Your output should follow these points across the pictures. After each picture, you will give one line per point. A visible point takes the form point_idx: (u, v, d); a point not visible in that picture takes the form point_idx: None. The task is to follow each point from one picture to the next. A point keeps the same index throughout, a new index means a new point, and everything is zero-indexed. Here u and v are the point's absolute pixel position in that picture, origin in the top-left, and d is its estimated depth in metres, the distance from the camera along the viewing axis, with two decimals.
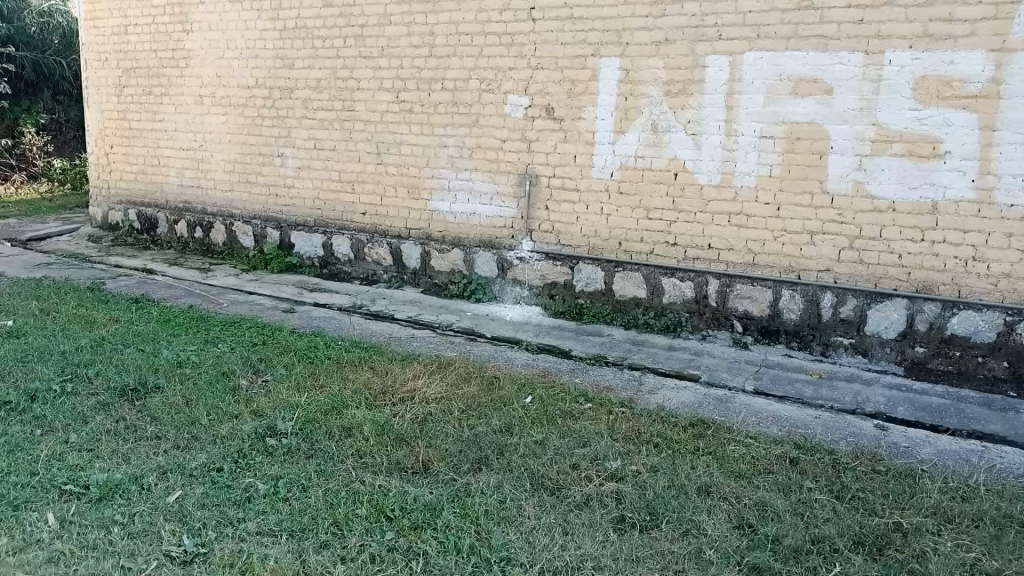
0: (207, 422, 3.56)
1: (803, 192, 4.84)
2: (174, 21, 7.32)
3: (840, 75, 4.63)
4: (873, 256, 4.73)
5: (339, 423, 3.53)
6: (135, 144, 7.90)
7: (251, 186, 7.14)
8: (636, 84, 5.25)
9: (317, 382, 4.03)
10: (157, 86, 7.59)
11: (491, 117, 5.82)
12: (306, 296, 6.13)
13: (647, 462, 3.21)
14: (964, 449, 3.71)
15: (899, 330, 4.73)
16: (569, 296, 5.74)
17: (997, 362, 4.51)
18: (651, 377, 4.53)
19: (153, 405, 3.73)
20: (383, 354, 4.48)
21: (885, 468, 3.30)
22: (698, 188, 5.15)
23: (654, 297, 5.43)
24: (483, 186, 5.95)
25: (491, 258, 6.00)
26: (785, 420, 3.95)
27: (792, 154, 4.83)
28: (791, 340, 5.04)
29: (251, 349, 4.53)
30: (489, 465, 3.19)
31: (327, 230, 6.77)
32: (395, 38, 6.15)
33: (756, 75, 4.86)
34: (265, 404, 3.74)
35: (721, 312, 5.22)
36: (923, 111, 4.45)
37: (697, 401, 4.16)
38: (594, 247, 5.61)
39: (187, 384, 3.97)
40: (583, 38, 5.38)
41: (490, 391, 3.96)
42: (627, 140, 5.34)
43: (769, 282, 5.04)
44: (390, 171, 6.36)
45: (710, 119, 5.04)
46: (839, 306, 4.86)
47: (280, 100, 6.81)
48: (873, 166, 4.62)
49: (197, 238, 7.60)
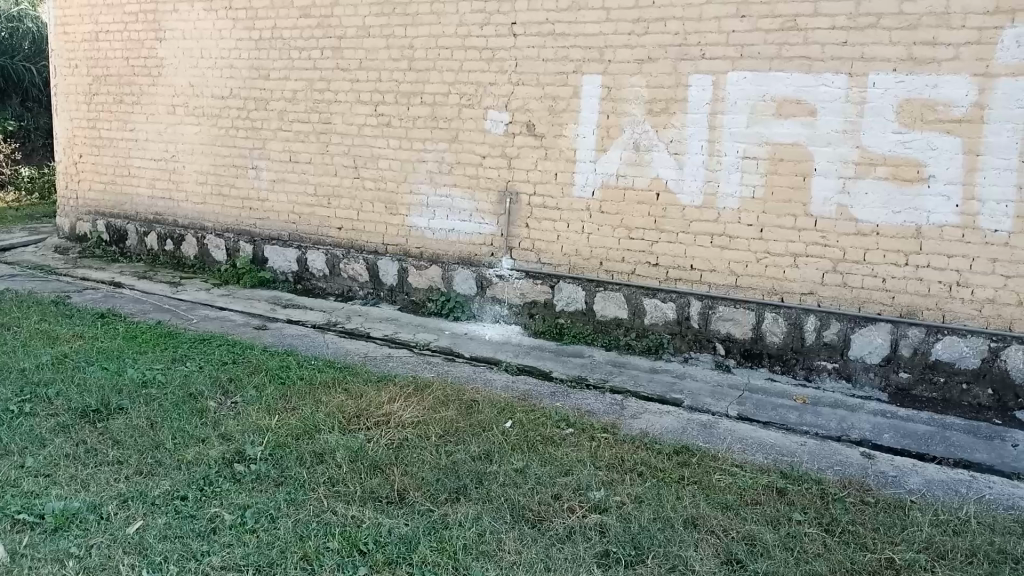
0: (172, 446, 3.40)
1: (787, 214, 4.78)
2: (148, 29, 7.16)
3: (824, 97, 4.58)
4: (857, 279, 4.67)
5: (312, 448, 3.39)
6: (104, 153, 7.70)
7: (223, 200, 6.98)
8: (618, 101, 5.18)
9: (289, 404, 3.88)
10: (128, 94, 7.42)
11: (471, 133, 5.73)
12: (279, 313, 5.98)
13: (632, 492, 3.10)
14: (952, 479, 3.65)
15: (883, 355, 4.67)
16: (549, 315, 5.63)
17: (982, 389, 4.47)
18: (633, 401, 4.43)
19: (115, 427, 3.56)
20: (357, 375, 4.34)
21: (874, 500, 3.22)
22: (680, 209, 5.08)
23: (635, 318, 5.34)
24: (462, 202, 5.85)
25: (470, 275, 5.88)
26: (771, 447, 3.87)
27: (775, 175, 4.77)
28: (773, 364, 4.97)
29: (220, 368, 4.36)
30: (467, 494, 3.05)
31: (302, 244, 6.62)
32: (374, 50, 6.04)
33: (740, 95, 4.80)
34: (234, 428, 3.58)
35: (703, 334, 5.14)
36: (907, 134, 4.41)
37: (680, 427, 4.06)
38: (575, 266, 5.51)
39: (152, 405, 3.80)
40: (564, 54, 5.30)
41: (469, 414, 3.83)
42: (608, 159, 5.26)
43: (752, 304, 4.97)
44: (367, 185, 6.24)
45: (693, 139, 4.97)
46: (822, 330, 4.80)
47: (254, 112, 6.67)
48: (857, 190, 4.58)
49: (168, 251, 7.41)
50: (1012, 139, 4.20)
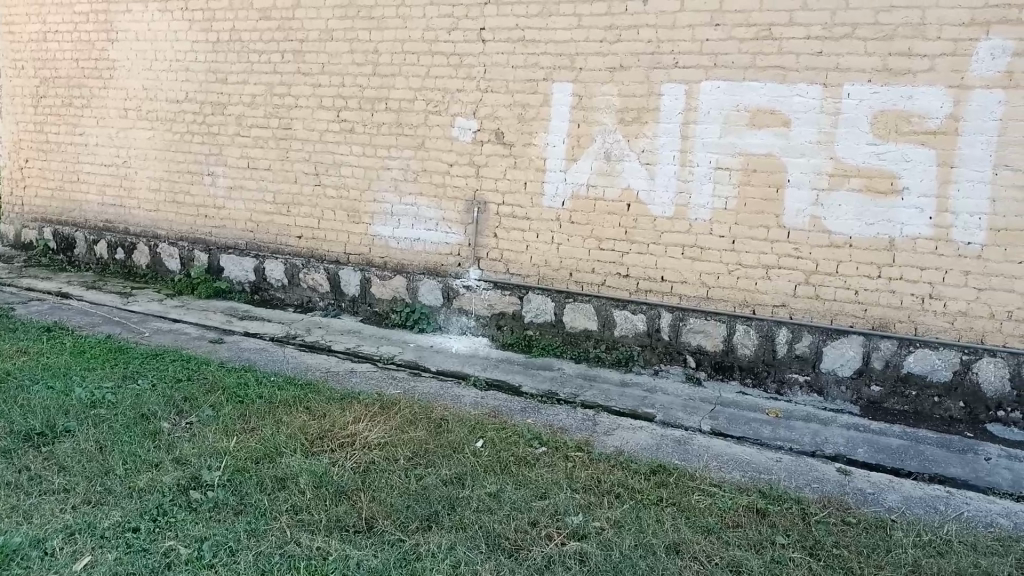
0: (122, 473, 3.20)
1: (759, 225, 4.72)
2: (99, 29, 6.88)
3: (798, 107, 4.54)
4: (829, 291, 4.63)
5: (273, 473, 3.22)
6: (52, 158, 7.38)
7: (178, 207, 6.74)
8: (589, 110, 5.09)
9: (248, 425, 3.69)
10: (77, 98, 7.13)
11: (438, 140, 5.59)
12: (236, 325, 5.76)
13: (610, 516, 2.99)
14: (930, 496, 3.60)
15: (855, 368, 4.63)
16: (518, 327, 5.50)
17: (953, 402, 4.45)
18: (605, 416, 4.31)
19: (61, 452, 3.34)
20: (319, 393, 4.16)
21: (855, 520, 3.15)
22: (651, 219, 5.00)
23: (605, 330, 5.23)
24: (428, 211, 5.71)
25: (435, 286, 5.73)
26: (747, 464, 3.78)
27: (748, 186, 4.71)
28: (744, 377, 4.90)
29: (174, 387, 4.15)
30: (439, 522, 2.91)
31: (260, 253, 6.40)
32: (337, 54, 5.87)
33: (713, 104, 4.73)
34: (190, 452, 3.38)
35: (674, 346, 5.05)
36: (882, 146, 4.39)
37: (655, 443, 3.95)
38: (544, 276, 5.40)
39: (101, 427, 3.59)
40: (534, 61, 5.20)
41: (438, 434, 3.68)
42: (579, 168, 5.16)
43: (724, 316, 4.90)
44: (329, 193, 6.05)
45: (665, 149, 4.90)
46: (794, 342, 4.74)
47: (212, 116, 6.44)
48: (830, 201, 4.54)
49: (118, 260, 7.12)
50: (986, 151, 4.20)
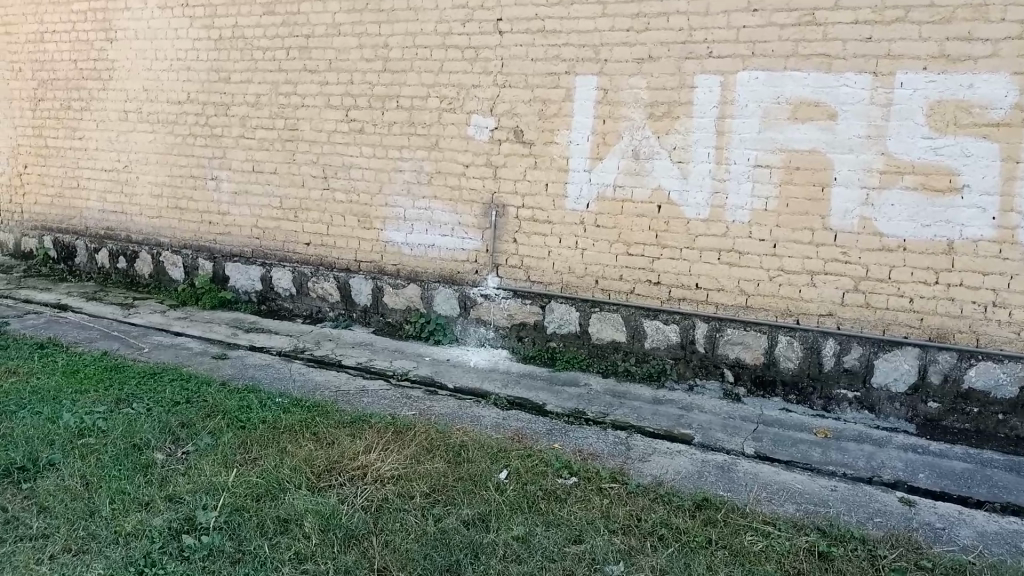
0: (109, 514, 2.87)
1: (803, 228, 4.35)
2: (97, 28, 6.58)
3: (845, 99, 4.16)
4: (881, 299, 4.24)
5: (275, 513, 2.89)
6: (51, 164, 7.09)
7: (181, 214, 6.43)
8: (616, 105, 4.72)
9: (249, 456, 3.36)
10: (76, 100, 6.83)
11: (452, 140, 5.24)
12: (242, 338, 5.44)
13: (655, 565, 2.63)
14: (1007, 530, 3.23)
15: (910, 383, 4.24)
16: (540, 338, 5.16)
17: (1021, 420, 4.05)
18: (639, 439, 3.95)
19: (43, 490, 3.01)
20: (328, 416, 3.83)
21: (931, 564, 2.78)
22: (685, 222, 4.63)
23: (634, 341, 4.87)
24: (443, 215, 5.37)
25: (452, 295, 5.39)
26: (799, 495, 3.40)
27: (790, 186, 4.34)
28: (788, 392, 4.52)
29: (170, 411, 3.82)
30: (461, 572, 2.56)
31: (266, 261, 6.08)
32: (345, 50, 5.54)
33: (751, 97, 4.36)
34: (184, 488, 3.05)
35: (710, 359, 4.68)
36: (938, 140, 4.01)
37: (696, 470, 3.58)
38: (568, 284, 5.04)
39: (89, 459, 3.26)
40: (556, 53, 4.84)
41: (458, 465, 3.33)
42: (605, 168, 4.80)
43: (765, 327, 4.52)
44: (338, 197, 5.72)
45: (699, 145, 4.53)
46: (842, 354, 4.36)
47: (215, 118, 6.13)
48: (882, 201, 4.16)
49: (120, 269, 6.83)
50: None
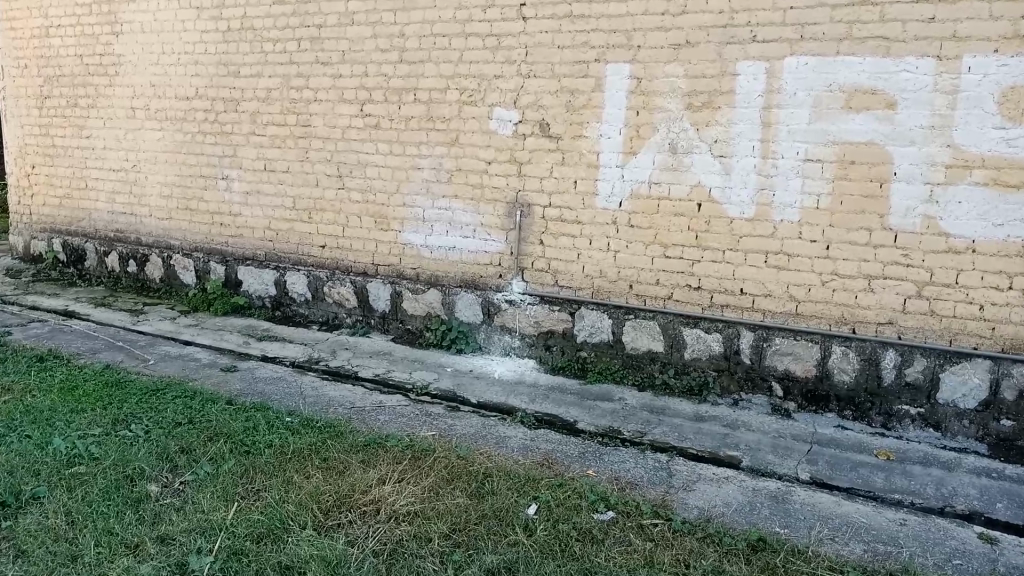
0: (93, 560, 2.56)
1: (860, 227, 3.95)
2: (103, 22, 6.31)
3: (906, 85, 3.75)
4: (947, 306, 3.84)
5: (277, 559, 2.57)
6: (59, 163, 6.84)
7: (191, 215, 6.15)
8: (650, 94, 4.35)
9: (252, 488, 3.04)
10: (83, 97, 6.57)
11: (473, 135, 4.90)
12: (254, 347, 5.15)
13: None
14: None
15: (981, 400, 3.84)
16: (570, 348, 4.81)
17: None
18: (680, 463, 3.59)
19: (23, 531, 2.72)
20: (340, 439, 3.50)
21: None
22: (727, 222, 4.25)
23: (673, 351, 4.51)
24: (464, 215, 5.02)
25: (474, 300, 5.05)
26: (865, 532, 3.02)
27: (844, 182, 3.94)
28: (843, 408, 4.14)
29: (170, 434, 3.51)
30: None
31: (280, 265, 5.78)
32: (359, 40, 5.20)
33: (800, 85, 3.97)
34: (178, 529, 2.74)
35: (757, 372, 4.31)
36: (1013, 130, 3.59)
37: (747, 501, 3.21)
38: (599, 289, 4.68)
39: (76, 493, 2.96)
40: (584, 40, 4.47)
41: (482, 499, 2.99)
42: (638, 163, 4.43)
43: (816, 336, 4.14)
44: (354, 197, 5.40)
45: (743, 138, 4.14)
46: (904, 367, 3.97)
47: (224, 114, 5.82)
48: (949, 198, 3.75)
49: (131, 272, 6.58)
50: None
